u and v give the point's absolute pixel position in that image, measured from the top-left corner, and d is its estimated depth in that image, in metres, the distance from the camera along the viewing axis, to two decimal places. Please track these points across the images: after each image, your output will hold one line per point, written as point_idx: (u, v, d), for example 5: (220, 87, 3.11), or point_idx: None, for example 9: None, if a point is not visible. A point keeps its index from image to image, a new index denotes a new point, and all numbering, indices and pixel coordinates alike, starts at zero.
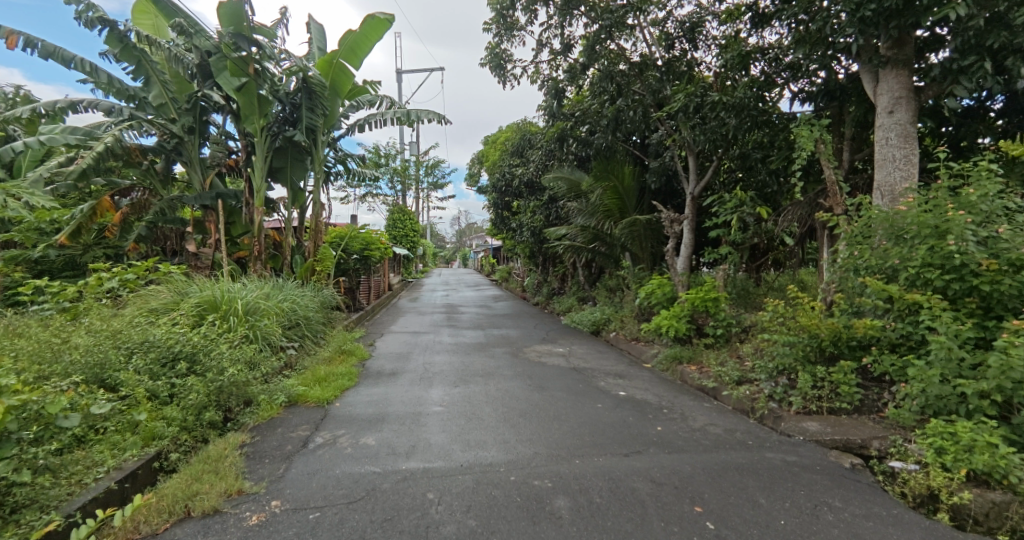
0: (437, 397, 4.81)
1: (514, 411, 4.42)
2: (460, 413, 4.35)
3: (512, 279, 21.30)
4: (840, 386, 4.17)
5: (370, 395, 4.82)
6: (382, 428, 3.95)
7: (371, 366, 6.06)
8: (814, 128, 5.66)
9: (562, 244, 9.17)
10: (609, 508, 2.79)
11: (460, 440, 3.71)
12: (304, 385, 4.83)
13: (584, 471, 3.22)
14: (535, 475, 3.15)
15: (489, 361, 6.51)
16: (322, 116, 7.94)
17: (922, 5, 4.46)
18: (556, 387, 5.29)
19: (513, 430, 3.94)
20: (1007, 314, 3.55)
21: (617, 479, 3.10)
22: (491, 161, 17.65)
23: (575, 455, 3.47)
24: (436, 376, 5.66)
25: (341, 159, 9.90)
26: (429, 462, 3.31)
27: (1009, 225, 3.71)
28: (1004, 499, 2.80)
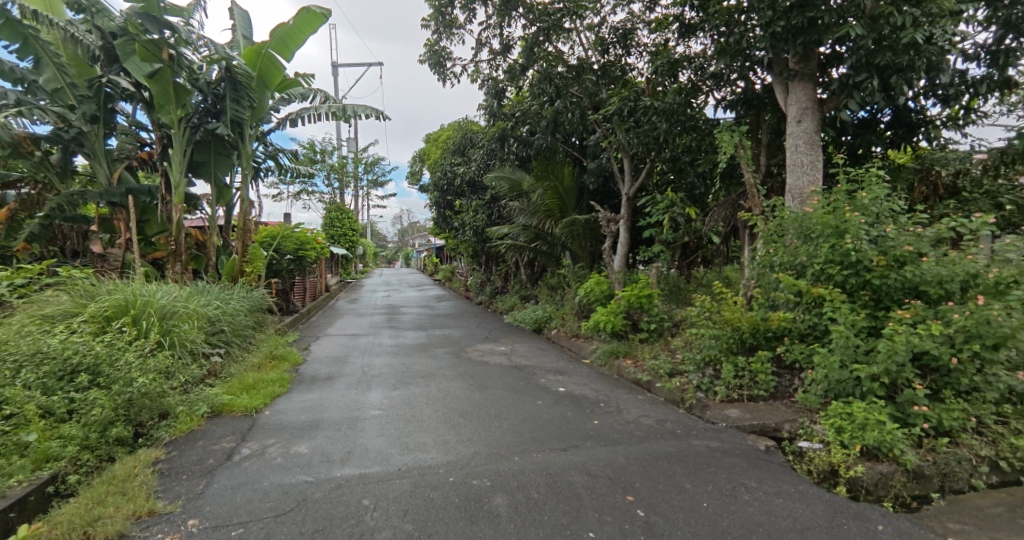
0: (376, 401, 4.75)
1: (454, 411, 4.45)
2: (399, 415, 4.33)
3: (455, 278, 21.21)
4: (758, 375, 4.52)
5: (304, 401, 4.69)
6: (317, 435, 3.87)
7: (305, 371, 5.87)
8: (734, 134, 6.06)
9: (504, 242, 9.39)
10: (545, 503, 2.88)
11: (398, 443, 3.69)
12: (231, 394, 4.62)
13: (522, 467, 3.30)
14: (474, 475, 3.20)
15: (430, 361, 6.49)
16: (249, 109, 7.58)
17: (824, 24, 4.89)
18: (498, 386, 5.36)
19: (453, 430, 3.98)
20: (894, 305, 3.97)
21: (554, 475, 3.21)
22: (433, 160, 17.52)
23: (514, 452, 3.56)
24: (375, 379, 5.59)
25: (272, 155, 9.50)
26: (365, 468, 3.28)
27: (895, 225, 4.15)
28: (890, 469, 3.13)
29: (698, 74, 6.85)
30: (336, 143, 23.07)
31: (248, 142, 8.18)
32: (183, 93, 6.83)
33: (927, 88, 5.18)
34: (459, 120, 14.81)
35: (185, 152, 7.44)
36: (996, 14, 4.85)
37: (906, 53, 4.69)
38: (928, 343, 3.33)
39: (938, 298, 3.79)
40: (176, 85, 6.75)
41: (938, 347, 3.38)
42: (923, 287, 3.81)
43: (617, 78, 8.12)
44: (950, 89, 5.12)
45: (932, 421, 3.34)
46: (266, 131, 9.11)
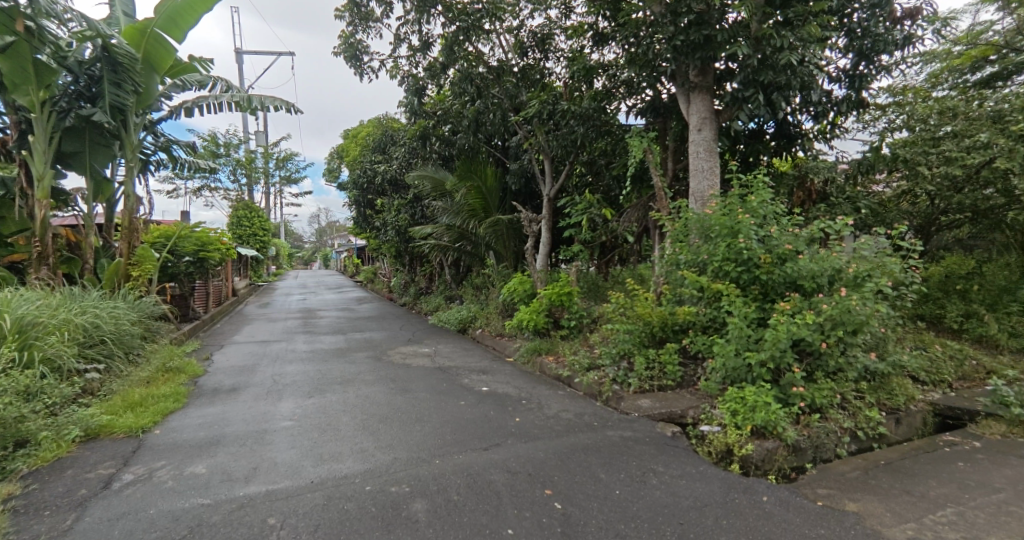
0: (288, 411, 4.56)
1: (374, 417, 4.39)
2: (313, 425, 4.19)
3: (378, 279, 20.66)
4: (666, 365, 4.85)
5: (203, 417, 4.41)
6: (216, 452, 3.66)
7: (205, 383, 5.50)
8: (644, 140, 6.47)
9: (428, 243, 9.31)
10: (466, 504, 2.93)
11: (310, 455, 3.59)
12: (111, 414, 4.24)
13: (443, 470, 3.33)
14: (392, 481, 3.19)
15: (349, 366, 6.32)
16: (133, 94, 6.98)
17: (717, 42, 5.36)
18: (420, 389, 5.33)
19: (372, 437, 3.93)
20: (778, 298, 4.41)
21: (475, 475, 3.27)
22: (352, 157, 16.97)
23: (435, 455, 3.58)
24: (287, 388, 5.35)
25: (163, 147, 8.77)
26: (273, 484, 3.17)
27: (778, 226, 4.63)
28: (774, 446, 3.49)
29: (611, 81, 7.19)
30: (244, 135, 21.60)
31: (133, 132, 7.51)
32: (46, 72, 6.19)
33: (801, 105, 5.82)
34: (379, 117, 14.44)
35: (51, 140, 6.74)
36: (852, 43, 5.57)
37: (784, 73, 5.25)
38: (803, 331, 3.75)
39: (811, 290, 4.27)
40: (37, 63, 6.09)
41: (812, 334, 3.81)
42: (801, 282, 4.27)
43: (537, 81, 8.36)
44: (819, 106, 5.80)
45: (807, 400, 3.77)
46: (156, 120, 8.41)
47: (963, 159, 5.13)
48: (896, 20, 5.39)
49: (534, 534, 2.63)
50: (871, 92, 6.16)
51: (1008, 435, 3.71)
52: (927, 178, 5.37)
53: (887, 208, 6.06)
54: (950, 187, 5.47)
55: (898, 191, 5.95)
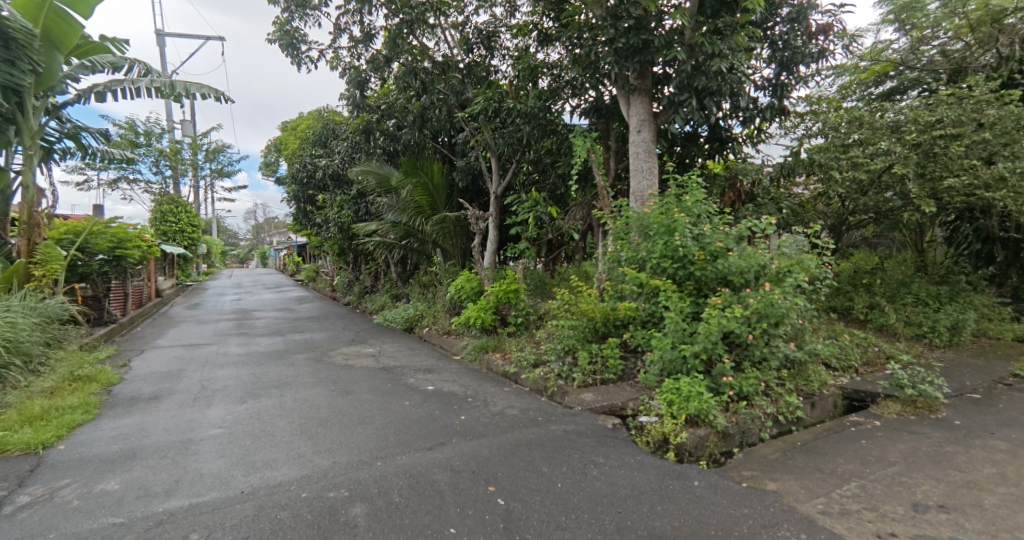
0: (217, 418, 4.36)
1: (312, 421, 4.27)
2: (244, 432, 4.03)
3: (320, 278, 20.01)
4: (608, 359, 5.01)
5: (117, 429, 4.13)
6: (132, 467, 3.44)
7: (121, 392, 5.15)
8: (587, 140, 6.65)
9: (372, 240, 9.11)
10: (408, 505, 2.91)
11: (240, 464, 3.45)
12: (6, 430, 3.89)
13: (385, 472, 3.30)
14: (330, 487, 3.12)
15: (286, 369, 6.10)
16: (32, 73, 6.40)
17: (654, 48, 5.58)
18: (363, 390, 5.23)
19: (311, 442, 3.83)
20: (711, 293, 4.65)
21: (418, 475, 3.26)
22: (290, 150, 16.34)
23: (377, 457, 3.54)
24: (216, 394, 5.09)
25: (69, 134, 8.12)
26: (198, 497, 3.03)
27: (711, 225, 4.88)
28: (706, 433, 3.67)
29: (555, 81, 7.31)
30: (167, 124, 20.26)
31: (32, 117, 6.98)
32: None
33: (732, 110, 6.16)
34: (320, 109, 14.01)
35: None
36: (776, 54, 5.96)
37: (715, 79, 5.53)
38: (732, 323, 3.98)
39: (740, 286, 4.52)
40: None
41: (740, 326, 4.05)
42: (731, 278, 4.52)
43: (482, 78, 8.36)
44: (747, 112, 6.15)
45: (735, 389, 4.01)
46: (60, 104, 7.76)
47: (868, 164, 5.62)
48: (811, 35, 5.84)
49: (476, 532, 2.65)
50: (792, 101, 6.59)
51: (903, 413, 4.11)
52: (840, 181, 5.85)
53: (805, 209, 6.51)
54: (857, 190, 5.96)
55: (815, 193, 6.40)
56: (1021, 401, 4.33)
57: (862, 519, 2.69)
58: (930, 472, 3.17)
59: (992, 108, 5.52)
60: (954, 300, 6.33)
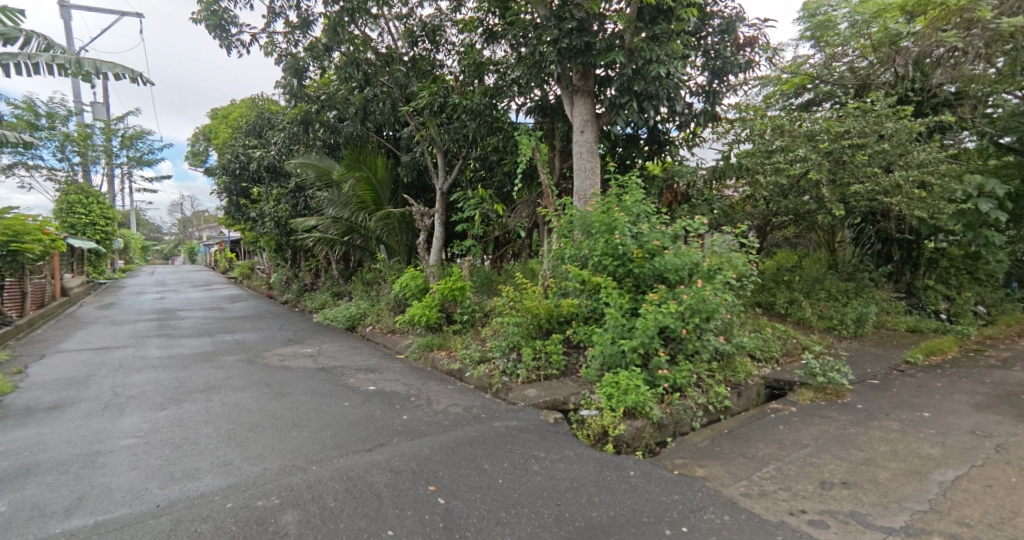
0: (131, 427, 4.09)
1: (241, 427, 4.09)
2: (163, 441, 3.80)
3: (255, 275, 19.11)
4: (551, 355, 5.08)
5: (9, 444, 3.79)
6: (27, 484, 3.17)
7: (16, 403, 4.71)
8: (532, 138, 6.76)
9: (311, 236, 8.77)
10: (343, 510, 2.85)
11: (157, 476, 3.25)
12: None
13: (320, 477, 3.22)
14: (259, 495, 3.01)
15: (213, 372, 5.80)
16: None
17: (596, 51, 5.73)
18: (299, 391, 5.06)
19: (239, 448, 3.67)
20: (648, 289, 4.81)
21: (355, 478, 3.20)
22: (219, 139, 15.48)
23: (312, 462, 3.44)
24: (130, 401, 4.77)
25: None
26: (106, 514, 2.83)
27: (649, 224, 5.06)
28: (643, 425, 3.80)
29: (501, 79, 7.39)
30: (77, 106, 18.61)
31: None
32: None
33: (669, 114, 6.49)
34: (256, 97, 13.42)
35: None
36: (709, 62, 6.28)
37: (653, 84, 5.78)
38: (668, 318, 4.14)
39: (675, 282, 4.70)
40: None
41: (675, 321, 4.23)
42: (667, 276, 4.70)
43: (427, 73, 8.25)
44: (683, 117, 6.48)
45: (669, 381, 4.18)
46: None
47: (788, 169, 6.03)
48: (739, 46, 6.25)
49: (414, 532, 2.64)
50: (723, 109, 6.94)
51: (815, 400, 4.45)
52: (764, 185, 6.25)
53: (734, 210, 6.87)
54: (779, 193, 6.39)
55: (743, 196, 6.77)
56: (913, 385, 4.79)
57: (778, 499, 2.89)
58: (837, 452, 3.45)
59: (890, 121, 6.04)
60: (859, 295, 6.88)
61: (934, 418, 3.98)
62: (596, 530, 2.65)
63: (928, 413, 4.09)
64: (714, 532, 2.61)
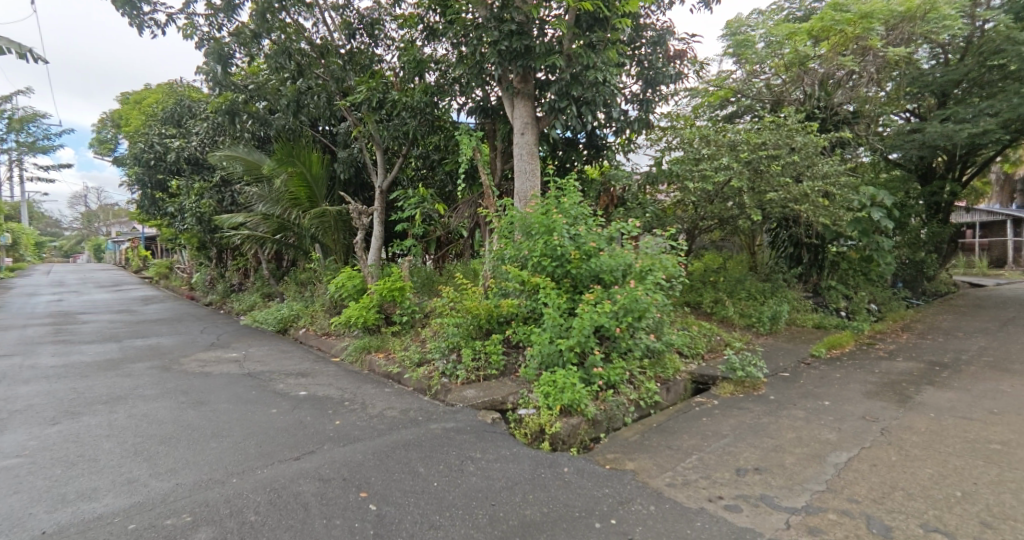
0: (14, 446, 3.71)
1: (150, 440, 3.81)
2: (55, 460, 3.47)
3: (174, 275, 17.86)
4: (490, 355, 5.09)
5: None
6: None
7: None
8: (472, 138, 6.77)
9: (239, 233, 8.31)
10: (265, 522, 2.73)
11: (45, 499, 2.96)
12: None
13: (240, 490, 3.06)
14: (170, 513, 2.81)
15: (119, 382, 5.37)
16: None
17: (535, 55, 5.81)
18: (220, 399, 4.80)
19: (146, 464, 3.42)
20: (584, 289, 4.93)
21: (280, 488, 3.07)
22: (131, 127, 14.36)
23: (231, 474, 3.27)
24: (17, 416, 4.33)
25: None
26: None
27: (585, 226, 5.20)
28: (578, 422, 3.89)
29: (442, 77, 7.29)
30: None
31: None
32: None
33: (606, 120, 6.71)
34: (175, 82, 12.57)
35: None
36: (643, 72, 6.54)
37: (590, 89, 6.01)
38: (602, 318, 4.27)
39: (610, 283, 4.85)
40: None
41: (609, 320, 4.36)
42: (603, 276, 4.84)
43: (366, 67, 8.01)
44: (619, 123, 6.72)
45: (604, 378, 4.30)
46: None
47: (713, 177, 6.36)
48: (669, 58, 6.55)
49: None
50: (656, 117, 7.25)
51: (735, 393, 4.74)
52: (693, 190, 6.59)
53: (665, 214, 7.16)
54: (706, 199, 6.72)
55: (674, 200, 7.07)
56: (816, 376, 5.20)
57: (698, 487, 3.06)
58: (752, 441, 3.69)
59: (799, 135, 6.54)
60: (774, 294, 7.40)
61: (832, 406, 4.34)
62: (528, 528, 2.69)
63: (829, 402, 4.46)
64: (638, 523, 2.71)
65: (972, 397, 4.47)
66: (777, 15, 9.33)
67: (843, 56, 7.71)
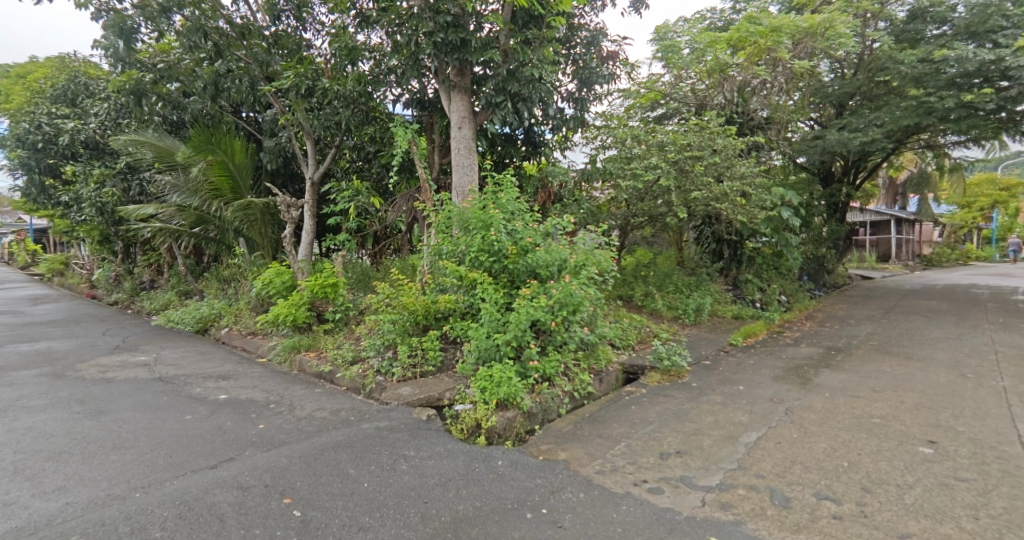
0: None
1: (38, 456, 3.47)
2: None
3: (72, 272, 16.25)
4: (427, 351, 5.05)
5: None
6: None
7: None
8: (408, 131, 6.64)
9: (150, 226, 7.73)
10: (176, 536, 2.57)
11: None
12: None
13: (147, 504, 2.87)
14: (64, 534, 2.59)
15: (3, 392, 4.85)
16: None
17: (472, 48, 5.78)
18: (124, 407, 4.46)
19: (32, 483, 3.11)
20: (521, 285, 4.99)
21: (194, 500, 2.91)
22: (15, 105, 12.86)
23: (136, 488, 3.05)
24: None
25: None
26: None
27: (522, 221, 5.27)
28: (514, 415, 3.96)
29: (377, 67, 7.14)
30: None
31: None
32: None
33: (543, 117, 6.87)
34: (65, 55, 11.36)
35: None
36: (578, 71, 6.70)
37: (527, 86, 6.10)
38: (538, 312, 4.37)
39: (545, 278, 4.94)
40: None
41: (545, 314, 4.46)
42: (540, 271, 4.93)
43: (293, 51, 7.65)
44: (555, 121, 6.88)
45: (539, 371, 4.39)
46: None
47: (643, 175, 6.63)
48: (603, 59, 6.76)
49: None
50: (591, 117, 7.46)
51: (662, 381, 5.01)
52: (624, 188, 6.86)
53: (600, 211, 7.39)
54: (637, 197, 7.01)
55: (609, 198, 7.33)
56: (733, 363, 5.58)
57: (624, 473, 3.21)
58: (673, 426, 3.91)
59: (719, 138, 6.95)
60: (698, 288, 7.87)
61: (746, 390, 4.68)
62: (460, 523, 2.72)
63: (743, 386, 4.81)
64: (567, 511, 2.81)
65: (860, 377, 4.97)
66: (700, 23, 9.84)
67: (757, 65, 8.27)
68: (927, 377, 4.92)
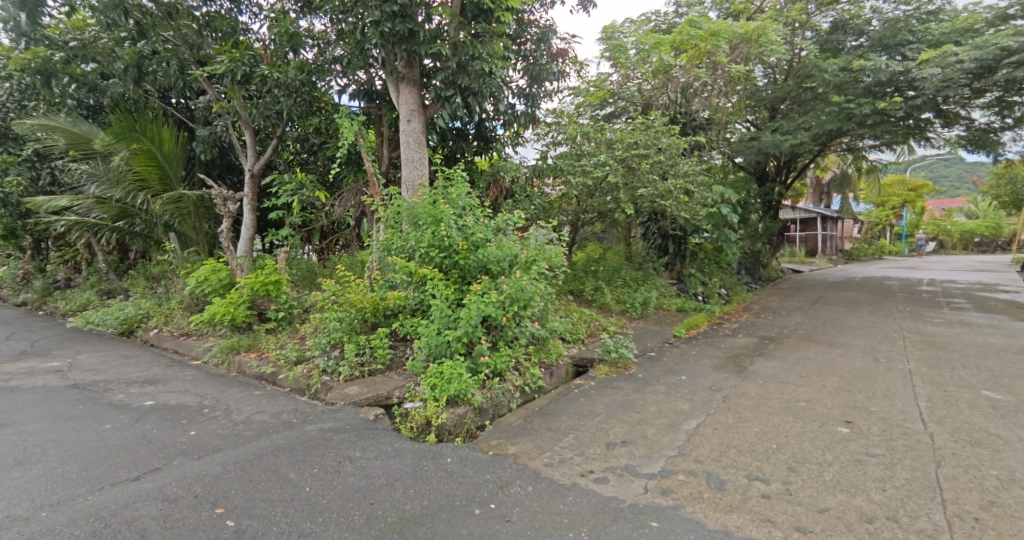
0: None
1: None
2: None
3: None
4: (376, 349, 4.93)
5: None
6: None
7: None
8: (354, 122, 6.45)
9: (65, 220, 7.16)
10: None
11: None
12: None
13: (57, 523, 2.65)
14: None
15: None
16: None
17: (420, 40, 5.66)
18: (30, 418, 4.10)
19: None
20: (472, 281, 4.95)
21: (112, 516, 2.72)
22: None
23: (42, 507, 2.81)
24: None
25: None
26: None
27: (472, 217, 5.23)
28: (464, 411, 3.92)
29: (321, 55, 6.87)
30: None
31: None
32: None
33: (494, 112, 6.87)
34: None
35: None
36: (527, 67, 6.72)
37: (477, 80, 6.07)
38: (489, 308, 4.36)
39: (496, 273, 4.92)
40: None
41: (496, 310, 4.45)
42: (490, 266, 4.91)
43: (227, 34, 7.24)
44: (506, 116, 6.88)
45: (490, 367, 4.38)
46: None
47: (592, 172, 6.76)
48: (553, 56, 6.80)
49: None
50: (541, 113, 7.48)
51: (609, 373, 5.11)
52: (574, 184, 6.95)
53: (552, 207, 7.46)
54: (586, 194, 7.12)
55: (559, 194, 7.40)
56: (676, 354, 5.79)
57: (572, 464, 3.26)
58: (619, 417, 4.00)
59: (664, 137, 7.12)
60: (644, 282, 8.09)
61: (688, 380, 4.86)
62: (406, 523, 2.67)
63: (685, 376, 4.98)
64: (515, 505, 2.82)
65: (790, 365, 5.26)
66: (645, 25, 10.08)
67: (698, 68, 8.57)
68: (847, 362, 5.28)
